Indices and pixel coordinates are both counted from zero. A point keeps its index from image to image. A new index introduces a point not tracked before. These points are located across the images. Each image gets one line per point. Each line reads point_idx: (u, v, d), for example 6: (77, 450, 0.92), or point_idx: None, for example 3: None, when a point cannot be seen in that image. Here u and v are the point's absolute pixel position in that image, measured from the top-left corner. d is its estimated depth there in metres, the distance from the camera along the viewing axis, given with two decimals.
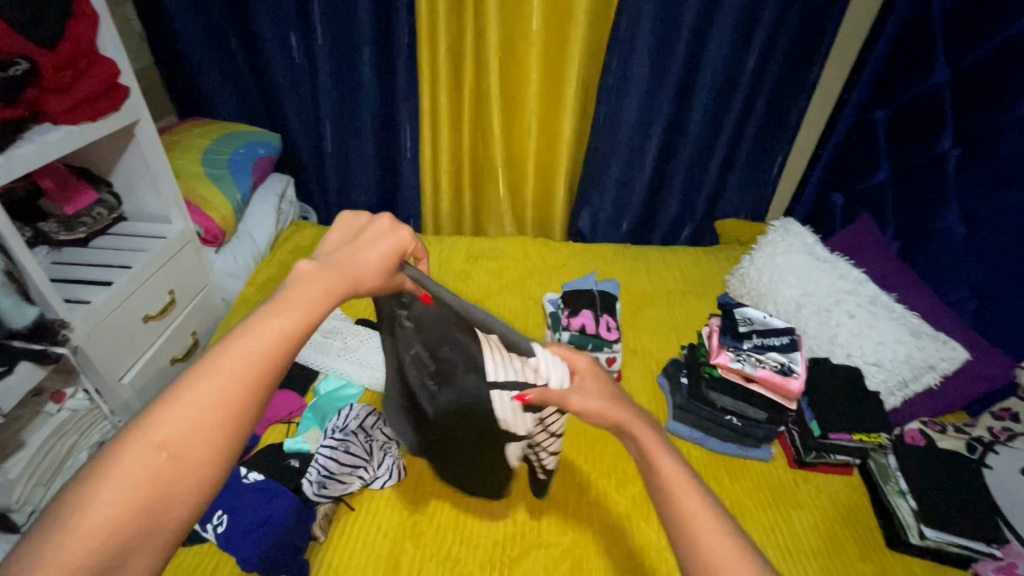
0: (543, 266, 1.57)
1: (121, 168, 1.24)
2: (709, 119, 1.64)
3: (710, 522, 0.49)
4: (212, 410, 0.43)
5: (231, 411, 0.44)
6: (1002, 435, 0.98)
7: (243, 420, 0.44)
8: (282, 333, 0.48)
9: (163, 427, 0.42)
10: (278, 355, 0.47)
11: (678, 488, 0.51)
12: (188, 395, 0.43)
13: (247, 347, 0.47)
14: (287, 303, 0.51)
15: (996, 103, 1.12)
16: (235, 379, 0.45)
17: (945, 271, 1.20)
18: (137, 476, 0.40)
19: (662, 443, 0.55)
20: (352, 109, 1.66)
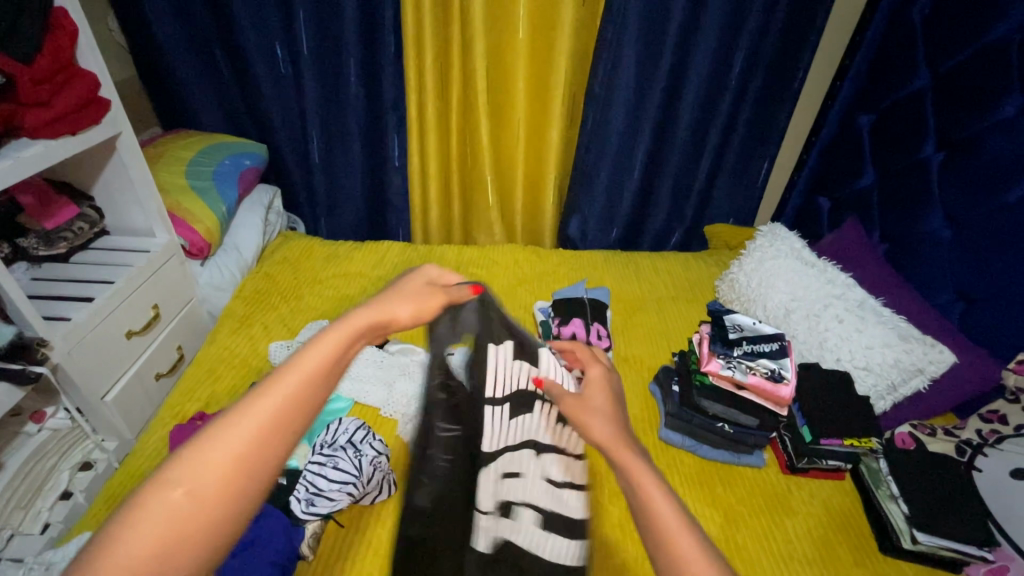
0: (533, 274, 1.56)
1: (101, 182, 1.22)
2: (696, 125, 1.65)
3: (697, 555, 0.46)
4: (238, 454, 0.42)
5: (254, 454, 0.42)
6: (991, 436, 0.98)
7: (267, 462, 0.43)
8: (313, 373, 0.47)
9: (187, 468, 0.40)
10: (307, 397, 0.46)
11: (670, 523, 0.48)
12: (220, 432, 0.43)
13: (286, 383, 0.46)
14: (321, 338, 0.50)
15: (976, 109, 1.14)
16: (263, 422, 0.43)
17: (930, 274, 1.22)
18: (158, 512, 0.38)
19: (648, 468, 0.53)
20: (339, 118, 1.65)
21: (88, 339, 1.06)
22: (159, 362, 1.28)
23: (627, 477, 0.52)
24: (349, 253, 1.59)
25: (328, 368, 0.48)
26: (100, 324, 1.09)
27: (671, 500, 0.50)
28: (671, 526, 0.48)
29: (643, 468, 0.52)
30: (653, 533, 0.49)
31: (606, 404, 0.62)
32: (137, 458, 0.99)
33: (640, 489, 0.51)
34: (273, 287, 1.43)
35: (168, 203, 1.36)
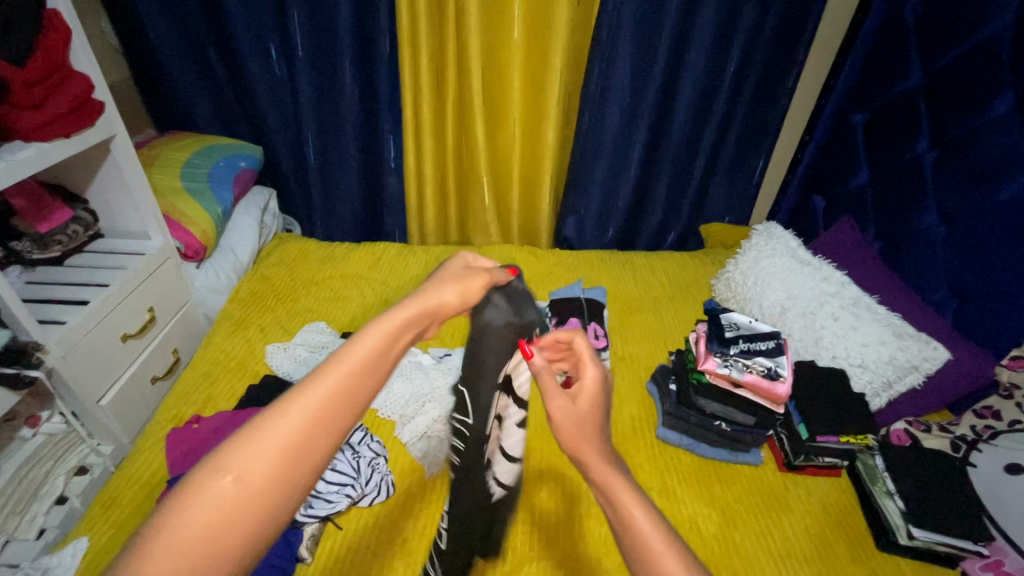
0: (529, 274, 1.57)
1: (95, 185, 1.22)
2: (691, 124, 1.65)
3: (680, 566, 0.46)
4: (287, 442, 0.42)
5: (302, 442, 0.42)
6: (985, 433, 0.98)
7: (313, 452, 0.43)
8: (363, 364, 0.47)
9: (237, 452, 0.41)
10: (355, 389, 0.46)
11: (652, 541, 0.48)
12: (271, 422, 0.42)
13: (335, 373, 0.46)
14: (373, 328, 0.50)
15: (969, 107, 1.14)
16: (312, 411, 0.43)
17: (925, 271, 1.23)
18: (207, 501, 0.38)
19: (629, 484, 0.52)
20: (335, 119, 1.65)
21: (82, 343, 1.06)
22: (155, 365, 1.28)
23: (608, 495, 0.52)
24: (345, 254, 1.59)
25: (376, 360, 0.49)
26: (96, 326, 1.09)
27: (653, 517, 0.50)
28: (654, 544, 0.48)
29: (624, 486, 0.52)
30: (635, 550, 0.48)
31: (592, 410, 0.58)
32: (135, 462, 0.99)
33: (621, 508, 0.50)
34: (269, 289, 1.43)
35: (163, 206, 1.35)
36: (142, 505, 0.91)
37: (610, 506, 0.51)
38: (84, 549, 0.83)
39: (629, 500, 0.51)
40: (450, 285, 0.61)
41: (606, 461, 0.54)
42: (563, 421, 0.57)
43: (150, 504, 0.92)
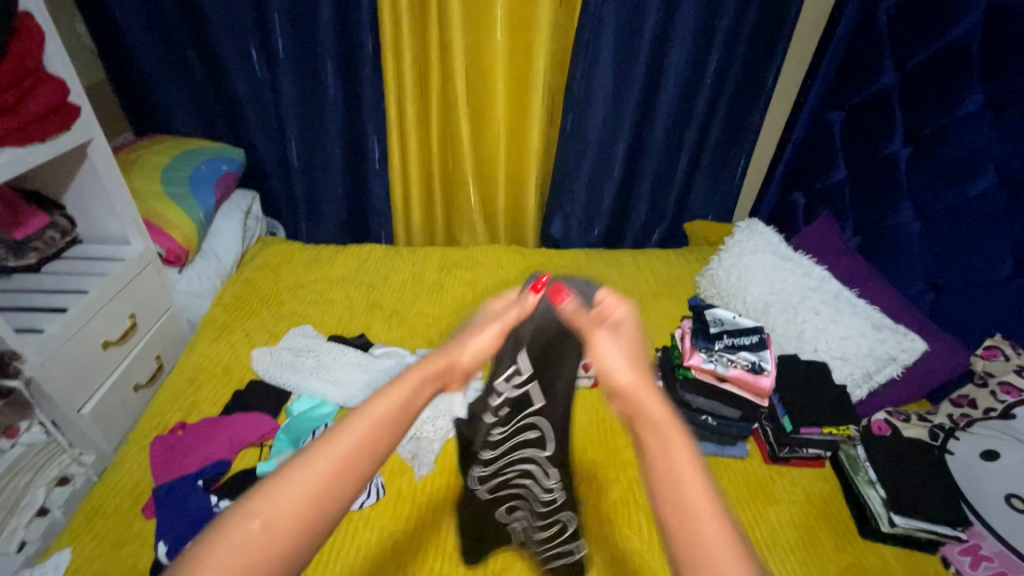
0: (517, 273, 1.57)
1: (73, 190, 1.20)
2: (673, 124, 1.67)
3: (706, 508, 0.42)
4: (314, 489, 0.41)
5: (326, 493, 0.42)
6: (962, 421, 1.00)
7: (337, 502, 0.42)
8: (390, 416, 0.47)
9: (268, 497, 0.40)
10: (380, 441, 0.45)
11: (685, 478, 0.43)
12: (302, 469, 0.42)
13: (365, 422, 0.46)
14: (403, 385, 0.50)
15: (940, 104, 1.18)
16: (337, 461, 0.43)
17: (901, 266, 1.26)
18: (234, 544, 0.38)
19: (679, 424, 0.47)
20: (318, 121, 1.64)
21: (60, 352, 1.03)
22: (138, 372, 1.25)
23: (657, 431, 0.46)
24: (332, 257, 1.58)
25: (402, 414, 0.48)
26: (75, 335, 1.07)
27: (699, 467, 0.45)
28: (693, 496, 0.42)
29: (673, 426, 0.47)
30: (664, 499, 0.43)
31: (636, 345, 0.55)
32: (119, 472, 0.97)
33: (665, 446, 0.45)
34: (254, 293, 1.41)
35: (143, 210, 1.33)
36: (127, 514, 0.90)
37: (656, 445, 0.46)
38: (65, 562, 0.82)
39: (675, 440, 0.46)
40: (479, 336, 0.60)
41: (660, 396, 0.49)
42: (610, 354, 0.54)
43: (136, 513, 0.91)
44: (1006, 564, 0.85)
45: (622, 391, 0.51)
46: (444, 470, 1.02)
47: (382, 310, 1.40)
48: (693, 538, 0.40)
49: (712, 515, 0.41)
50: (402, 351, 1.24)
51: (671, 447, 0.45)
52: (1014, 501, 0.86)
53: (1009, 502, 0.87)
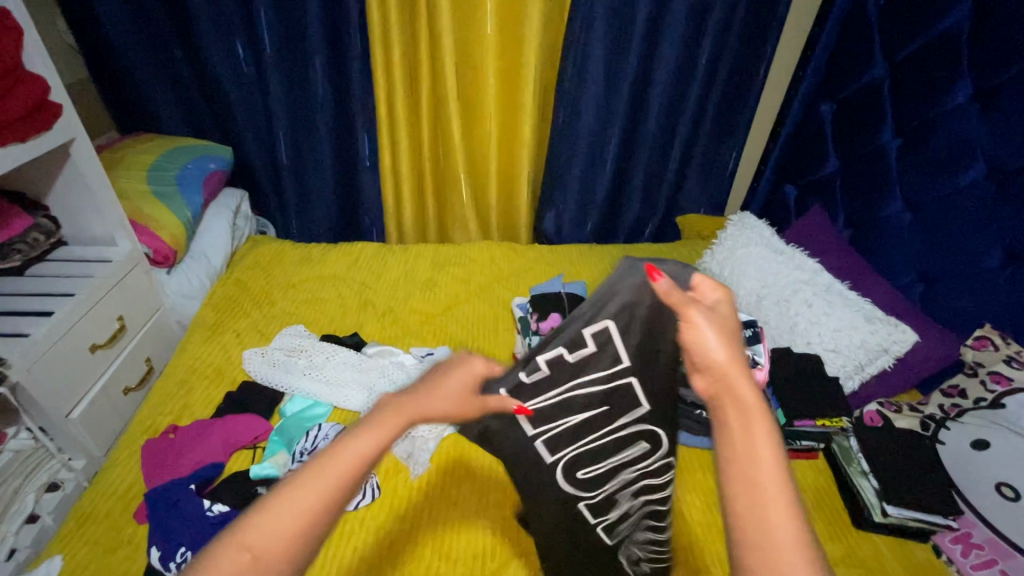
0: (510, 269, 1.57)
1: (56, 191, 1.17)
2: (665, 118, 1.67)
3: (781, 501, 0.43)
4: (292, 527, 0.41)
5: (302, 533, 0.41)
6: (952, 410, 1.03)
7: (316, 538, 0.41)
8: (363, 457, 0.45)
9: (248, 536, 0.40)
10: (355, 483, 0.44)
11: (762, 468, 0.44)
12: (283, 505, 0.41)
13: (342, 461, 0.44)
14: (376, 422, 0.47)
15: (930, 96, 1.18)
16: (314, 505, 0.42)
17: (892, 257, 1.27)
18: None
19: (766, 414, 0.48)
20: (307, 118, 1.61)
21: (48, 357, 1.02)
22: (128, 375, 1.24)
23: (743, 416, 0.47)
24: (323, 255, 1.56)
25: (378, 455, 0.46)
26: (61, 340, 1.05)
27: (780, 462, 0.45)
28: (767, 484, 0.44)
29: (760, 415, 0.47)
30: (736, 485, 0.44)
31: (731, 322, 0.53)
32: (110, 476, 0.96)
33: (749, 436, 0.46)
34: (244, 292, 1.40)
35: (129, 210, 1.31)
36: (118, 519, 0.89)
37: (741, 434, 0.46)
38: (56, 568, 0.81)
39: (759, 432, 0.46)
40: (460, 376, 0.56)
41: (751, 383, 0.49)
42: (706, 331, 0.51)
43: (127, 518, 0.89)
44: (997, 551, 0.86)
45: (715, 370, 0.50)
46: (440, 470, 1.02)
47: (375, 308, 1.39)
48: (759, 532, 0.42)
49: (785, 510, 0.43)
50: (395, 350, 1.22)
51: (754, 437, 0.46)
52: (1005, 490, 0.87)
53: (1001, 491, 0.88)
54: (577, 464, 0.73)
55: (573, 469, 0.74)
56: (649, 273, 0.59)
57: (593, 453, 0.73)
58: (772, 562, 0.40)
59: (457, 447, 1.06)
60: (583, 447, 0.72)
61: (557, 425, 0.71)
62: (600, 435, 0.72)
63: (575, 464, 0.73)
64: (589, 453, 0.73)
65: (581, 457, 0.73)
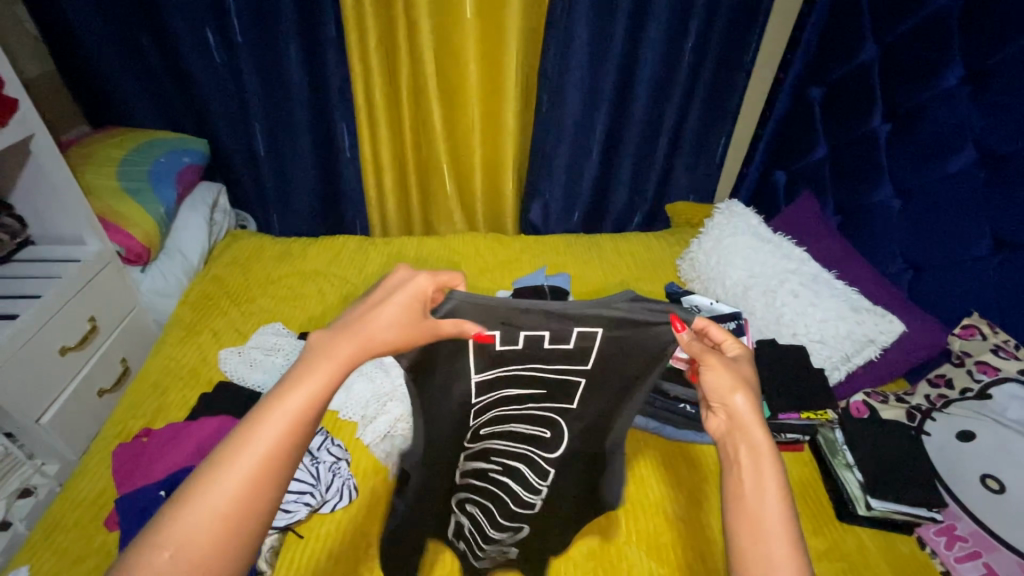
0: (495, 262, 1.54)
1: (20, 189, 1.14)
2: (652, 103, 1.63)
3: (783, 534, 0.51)
4: (226, 503, 0.43)
5: (241, 503, 0.44)
6: (938, 401, 1.01)
7: (251, 508, 0.44)
8: (291, 422, 0.47)
9: (176, 523, 0.42)
10: (287, 446, 0.47)
11: (766, 506, 0.53)
12: (208, 491, 0.43)
13: (267, 429, 0.46)
14: (298, 380, 0.49)
15: (921, 79, 1.15)
16: (241, 480, 0.44)
17: (880, 244, 1.25)
18: None
19: (775, 458, 0.56)
20: (283, 108, 1.57)
21: (13, 361, 0.99)
22: (101, 376, 1.21)
23: (751, 456, 0.56)
24: (303, 250, 1.53)
25: (307, 415, 0.48)
26: (27, 343, 1.02)
27: (783, 502, 0.53)
28: (769, 518, 0.52)
29: (768, 456, 0.56)
30: (738, 515, 0.53)
31: (748, 371, 0.63)
32: (80, 482, 0.94)
33: (757, 475, 0.54)
34: (221, 289, 1.37)
35: (99, 207, 1.27)
36: (88, 528, 0.87)
37: (749, 472, 0.55)
38: None
39: (768, 472, 0.54)
40: (392, 311, 0.55)
41: (762, 429, 0.58)
42: (724, 376, 0.61)
43: (97, 526, 0.88)
44: (980, 543, 0.85)
45: (733, 416, 0.59)
46: None
47: None
48: (759, 562, 0.50)
49: (784, 542, 0.51)
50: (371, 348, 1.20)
51: (763, 476, 0.54)
52: (989, 482, 0.86)
53: (985, 483, 0.87)
54: (483, 422, 0.77)
55: (479, 425, 0.77)
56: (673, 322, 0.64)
57: (505, 420, 0.77)
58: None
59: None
60: (501, 412, 0.76)
61: (493, 393, 0.73)
62: (522, 407, 0.75)
63: (484, 422, 0.77)
64: (501, 419, 0.77)
65: (494, 418, 0.77)
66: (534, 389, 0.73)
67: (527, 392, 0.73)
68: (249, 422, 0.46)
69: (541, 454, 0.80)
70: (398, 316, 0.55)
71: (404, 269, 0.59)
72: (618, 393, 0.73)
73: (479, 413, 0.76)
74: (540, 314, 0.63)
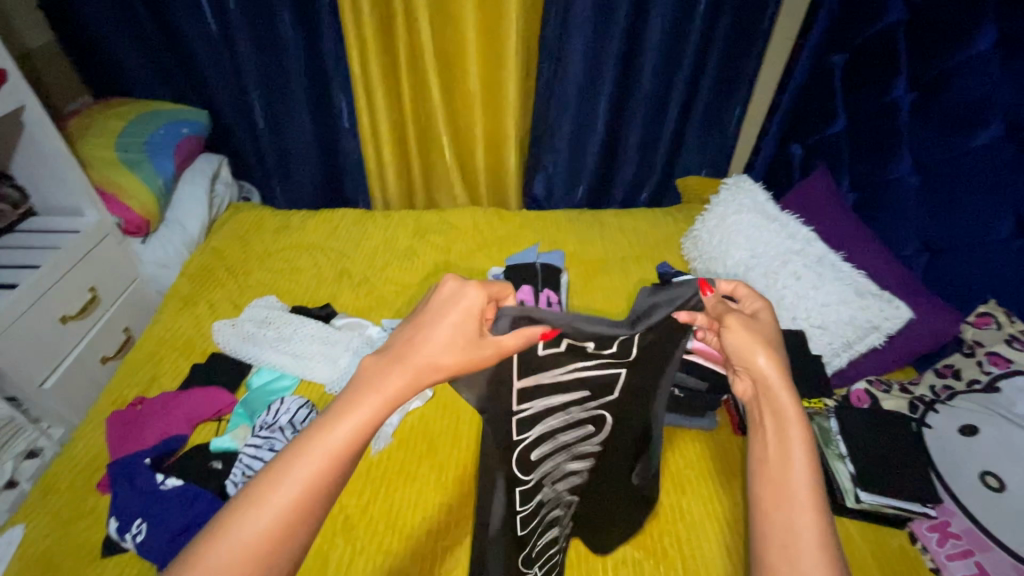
0: (494, 236, 1.51)
1: (19, 160, 1.16)
2: (660, 72, 1.54)
3: (807, 498, 0.52)
4: (258, 539, 0.42)
5: (274, 542, 0.42)
6: (943, 393, 0.96)
7: (283, 545, 0.43)
8: (331, 458, 0.45)
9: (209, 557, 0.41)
10: (327, 480, 0.45)
11: (793, 469, 0.53)
12: (238, 525, 0.42)
13: (306, 465, 0.44)
14: (341, 414, 0.46)
15: (950, 42, 1.05)
16: (275, 518, 0.43)
17: (895, 224, 1.17)
18: None
19: (801, 421, 0.56)
20: (281, 78, 1.55)
21: (14, 329, 1.03)
22: (104, 344, 1.26)
23: (778, 422, 0.56)
24: (302, 222, 1.53)
25: (348, 452, 0.46)
26: (26, 312, 1.06)
27: (810, 468, 0.54)
28: (796, 485, 0.52)
29: (795, 421, 0.56)
30: (765, 481, 0.54)
31: (766, 330, 0.63)
32: (76, 445, 0.98)
33: (780, 437, 0.55)
34: (218, 261, 1.38)
35: (97, 178, 1.29)
36: (81, 491, 0.91)
37: (774, 434, 0.56)
38: (17, 538, 0.84)
39: (793, 435, 0.55)
40: (441, 336, 0.51)
41: (790, 393, 0.58)
42: (749, 339, 0.61)
43: (90, 489, 0.91)
44: (974, 542, 0.81)
45: (758, 379, 0.60)
46: (401, 444, 1.01)
47: (351, 279, 1.36)
48: (783, 527, 0.50)
49: (805, 500, 0.51)
50: (364, 323, 1.20)
51: (787, 440, 0.55)
52: (989, 480, 0.82)
53: (984, 480, 0.82)
54: (532, 445, 0.70)
55: (527, 452, 0.70)
56: (702, 287, 0.63)
57: (551, 434, 0.71)
58: (788, 539, 0.50)
59: (423, 423, 1.05)
60: (546, 429, 0.70)
61: (532, 407, 0.68)
62: (569, 415, 0.71)
63: (533, 446, 0.70)
64: (548, 436, 0.71)
65: (538, 436, 0.70)
66: (577, 391, 0.69)
67: (569, 397, 0.69)
68: (291, 455, 0.45)
69: (586, 446, 0.77)
70: (449, 340, 0.51)
71: (453, 281, 0.55)
72: (638, 393, 0.71)
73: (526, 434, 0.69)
74: (580, 324, 0.60)
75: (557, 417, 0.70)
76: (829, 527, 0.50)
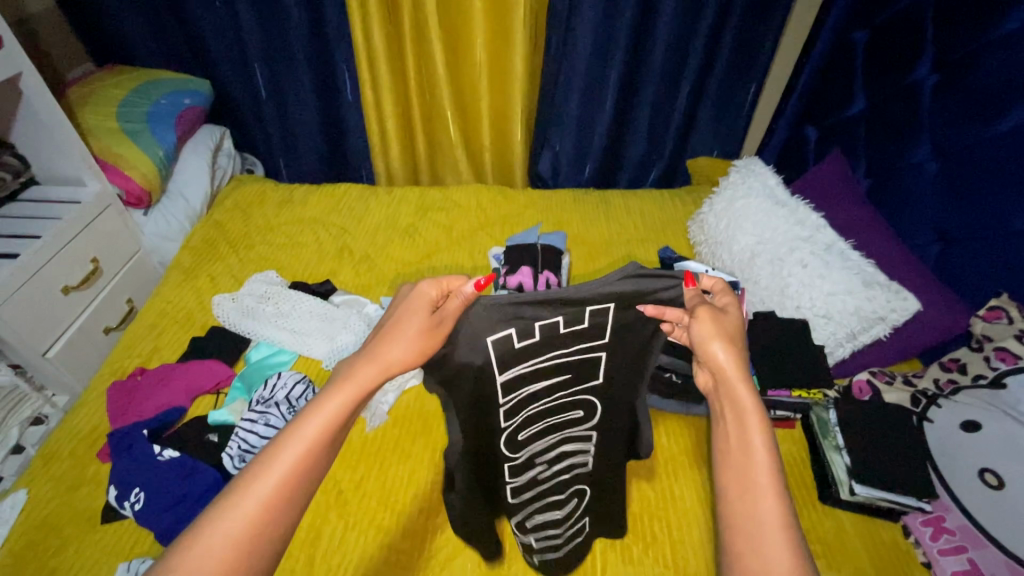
0: (497, 216, 1.49)
1: (20, 129, 1.16)
2: (673, 47, 1.49)
3: (770, 487, 0.51)
4: (242, 526, 0.44)
5: (256, 530, 0.45)
6: (947, 387, 0.93)
7: (266, 532, 0.45)
8: (308, 448, 0.48)
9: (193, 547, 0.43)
10: (306, 468, 0.48)
11: (755, 459, 0.53)
12: (222, 518, 0.44)
13: (286, 456, 0.47)
14: (315, 407, 0.50)
15: (980, 21, 0.99)
16: (258, 507, 0.45)
17: (910, 212, 1.13)
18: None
19: (760, 411, 0.56)
20: (283, 48, 1.52)
21: (16, 298, 1.04)
22: (106, 316, 1.27)
23: (736, 413, 0.56)
24: (304, 196, 1.52)
25: (325, 441, 0.49)
26: (28, 282, 1.06)
27: (771, 458, 0.53)
28: (757, 474, 0.52)
29: (754, 411, 0.56)
30: (729, 474, 0.53)
31: (732, 322, 0.61)
32: (78, 414, 1.00)
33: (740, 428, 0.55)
34: (220, 234, 1.37)
35: (98, 148, 1.28)
36: (81, 459, 0.92)
37: (733, 426, 0.55)
38: (21, 502, 0.86)
39: (752, 425, 0.54)
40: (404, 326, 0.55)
41: (748, 384, 0.57)
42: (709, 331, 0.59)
43: (91, 457, 0.93)
44: (967, 537, 0.80)
45: (717, 370, 0.59)
46: (395, 423, 1.02)
47: (351, 255, 1.35)
48: (746, 517, 0.50)
49: (768, 488, 0.51)
50: (363, 300, 1.20)
51: (747, 431, 0.55)
52: (988, 477, 0.80)
53: (983, 477, 0.80)
54: (518, 428, 0.71)
55: (513, 434, 0.71)
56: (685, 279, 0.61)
57: (536, 416, 0.71)
58: (751, 528, 0.49)
59: (417, 402, 1.05)
60: (529, 412, 0.70)
61: (518, 392, 0.67)
62: (552, 398, 0.70)
63: (519, 427, 0.71)
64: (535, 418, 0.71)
65: (521, 420, 0.70)
66: (558, 374, 0.68)
67: (553, 381, 0.68)
68: (271, 448, 0.48)
69: (579, 430, 0.75)
70: (412, 330, 0.55)
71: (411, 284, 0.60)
72: (628, 379, 0.70)
73: (511, 416, 0.69)
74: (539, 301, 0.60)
75: (539, 401, 0.70)
76: (792, 516, 0.49)
